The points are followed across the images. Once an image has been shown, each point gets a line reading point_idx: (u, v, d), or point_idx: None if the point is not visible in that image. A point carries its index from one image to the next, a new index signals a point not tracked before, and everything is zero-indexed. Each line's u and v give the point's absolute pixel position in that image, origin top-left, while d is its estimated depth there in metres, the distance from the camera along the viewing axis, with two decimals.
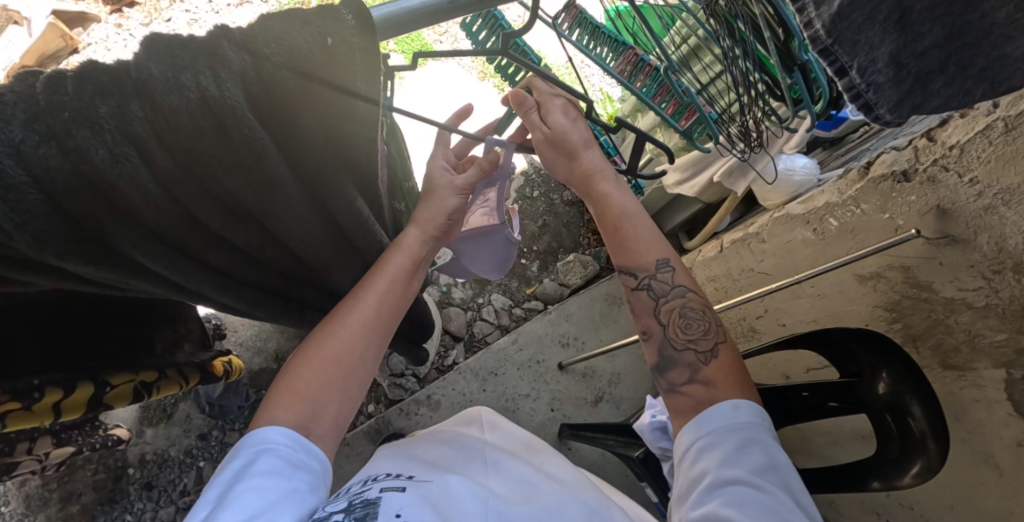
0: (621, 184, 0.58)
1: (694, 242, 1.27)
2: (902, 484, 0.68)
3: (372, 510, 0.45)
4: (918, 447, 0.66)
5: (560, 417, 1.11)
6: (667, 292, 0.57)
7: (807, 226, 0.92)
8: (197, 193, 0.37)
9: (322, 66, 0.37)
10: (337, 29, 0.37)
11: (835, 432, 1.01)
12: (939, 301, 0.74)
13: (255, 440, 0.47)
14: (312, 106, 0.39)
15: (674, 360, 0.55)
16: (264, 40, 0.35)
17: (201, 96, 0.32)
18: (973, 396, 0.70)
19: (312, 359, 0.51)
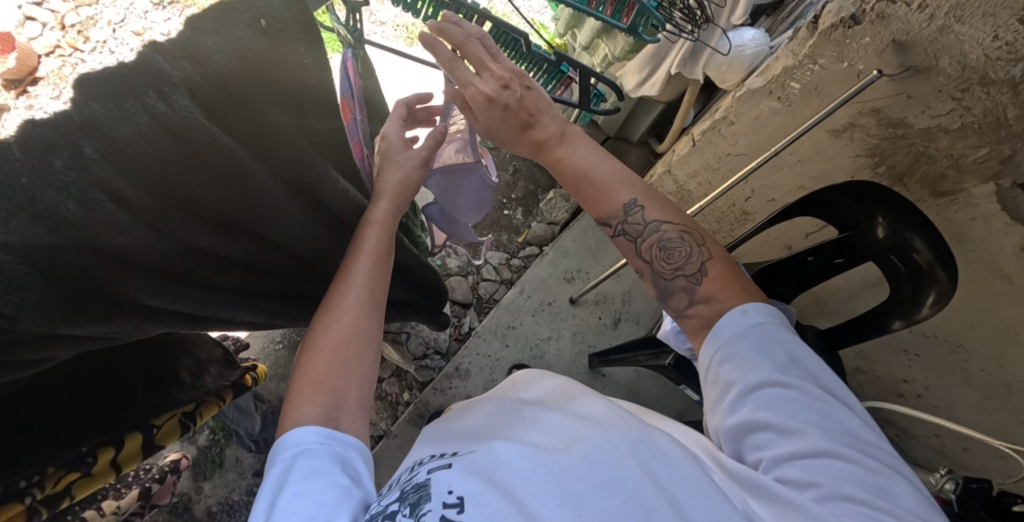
0: (581, 140, 0.58)
1: (666, 144, 1.26)
2: (920, 316, 0.72)
3: (424, 492, 0.44)
4: (929, 279, 0.70)
5: (585, 348, 1.18)
6: (642, 230, 0.56)
7: (771, 96, 0.91)
8: (182, 217, 0.37)
9: (263, 47, 0.40)
10: (267, 11, 0.40)
11: (848, 286, 1.07)
12: (917, 132, 0.79)
13: (287, 443, 0.46)
14: (262, 92, 0.41)
15: (669, 290, 0.55)
16: (196, 41, 0.36)
17: (151, 117, 0.33)
18: (970, 216, 0.79)
19: (321, 350, 0.52)
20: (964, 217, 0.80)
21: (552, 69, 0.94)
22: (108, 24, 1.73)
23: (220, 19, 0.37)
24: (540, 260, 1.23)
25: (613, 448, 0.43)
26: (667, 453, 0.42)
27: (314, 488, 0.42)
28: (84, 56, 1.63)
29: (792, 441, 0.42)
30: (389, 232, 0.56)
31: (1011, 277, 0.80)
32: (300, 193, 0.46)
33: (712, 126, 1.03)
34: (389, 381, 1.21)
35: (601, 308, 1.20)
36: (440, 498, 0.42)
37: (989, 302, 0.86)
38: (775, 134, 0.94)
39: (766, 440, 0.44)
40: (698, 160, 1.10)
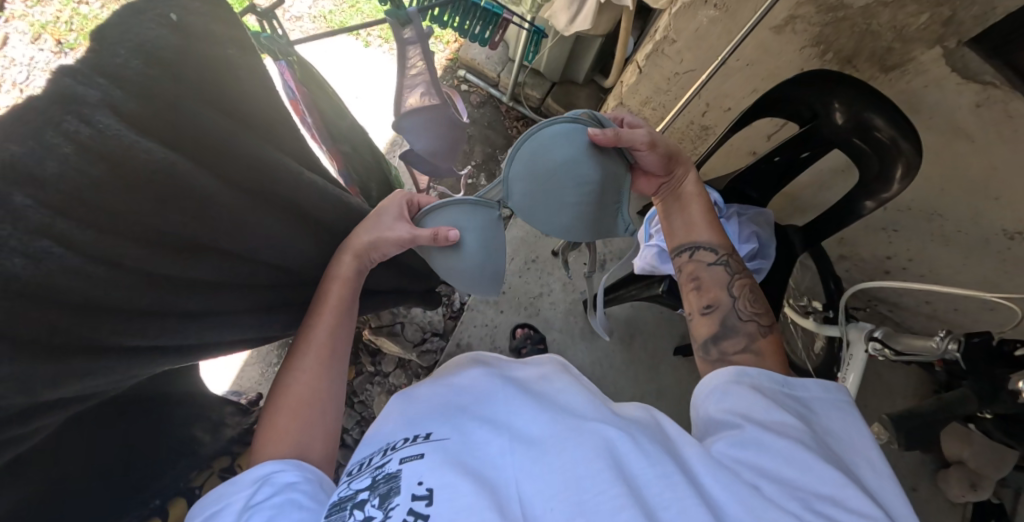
0: (689, 176, 0.70)
1: (611, 79, 1.30)
2: (891, 190, 0.83)
3: (394, 484, 0.45)
4: (895, 152, 0.80)
5: (578, 294, 1.36)
6: (739, 271, 0.64)
7: (707, 6, 0.92)
8: (150, 250, 0.39)
9: (180, 46, 0.39)
10: (175, 5, 0.40)
11: (818, 179, 1.12)
12: (857, 12, 0.81)
13: (266, 474, 0.50)
14: (188, 90, 0.40)
15: (735, 329, 0.59)
16: (108, 53, 0.35)
17: (75, 144, 0.32)
18: (923, 84, 0.82)
19: (283, 407, 0.56)
20: (917, 84, 0.83)
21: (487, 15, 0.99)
22: None
23: (123, 20, 0.36)
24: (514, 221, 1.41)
25: (590, 448, 0.42)
26: (644, 447, 0.43)
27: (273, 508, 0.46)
28: None
29: (784, 451, 0.42)
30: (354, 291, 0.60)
31: (971, 134, 0.80)
32: (268, 204, 0.49)
33: (655, 48, 1.07)
34: (395, 374, 1.31)
35: (584, 253, 1.38)
36: (409, 490, 0.43)
37: (955, 163, 0.85)
38: (716, 42, 0.97)
39: (730, 443, 0.45)
40: (647, 84, 1.16)
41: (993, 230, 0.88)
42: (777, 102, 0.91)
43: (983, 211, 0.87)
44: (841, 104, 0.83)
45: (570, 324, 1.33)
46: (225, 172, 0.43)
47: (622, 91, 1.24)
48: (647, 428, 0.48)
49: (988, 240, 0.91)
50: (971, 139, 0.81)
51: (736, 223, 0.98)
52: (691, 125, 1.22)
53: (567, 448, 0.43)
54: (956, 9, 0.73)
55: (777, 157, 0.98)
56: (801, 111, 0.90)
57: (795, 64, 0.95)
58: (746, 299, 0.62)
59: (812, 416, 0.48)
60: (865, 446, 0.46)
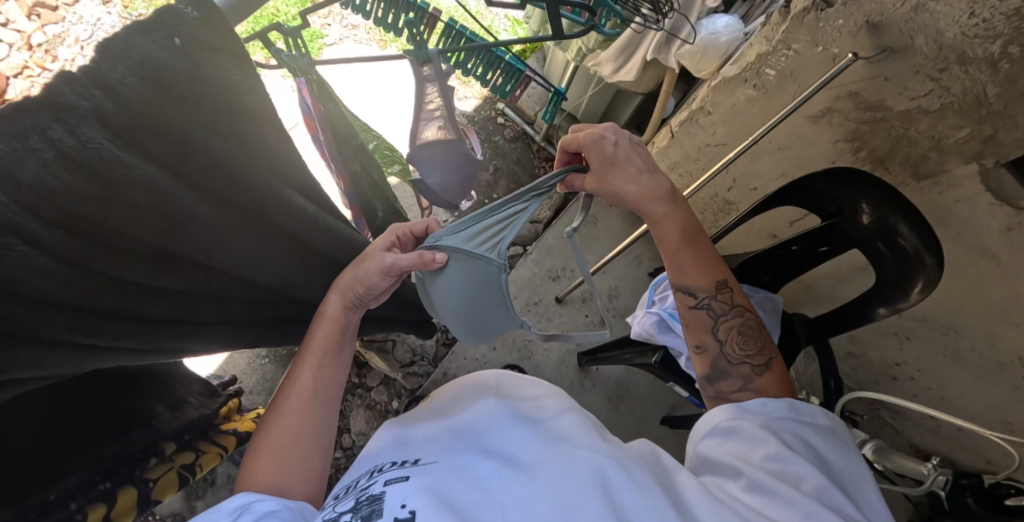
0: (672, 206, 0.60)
1: (647, 135, 1.35)
2: (910, 301, 0.81)
3: (377, 506, 0.43)
4: (918, 265, 0.78)
5: (574, 345, 1.33)
6: (727, 312, 0.60)
7: (747, 84, 0.94)
8: (130, 259, 0.36)
9: (179, 73, 0.35)
10: (181, 26, 0.35)
11: (836, 273, 1.10)
12: (896, 115, 0.80)
13: (242, 504, 0.47)
14: (187, 109, 0.36)
15: (726, 372, 0.58)
16: (105, 66, 0.31)
17: (59, 152, 0.30)
18: (954, 197, 0.80)
19: (263, 449, 0.54)
20: (947, 198, 0.81)
21: (511, 68, 1.00)
22: (77, 41, 1.62)
23: (127, 39, 0.32)
24: (525, 260, 1.40)
25: (581, 475, 0.42)
26: (636, 477, 0.43)
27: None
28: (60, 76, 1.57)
29: (784, 491, 0.43)
30: (335, 327, 0.58)
31: (998, 258, 0.79)
32: (258, 225, 0.45)
33: (690, 116, 1.09)
34: (377, 390, 1.35)
35: (588, 305, 1.35)
36: (392, 512, 0.41)
37: (979, 283, 0.83)
38: (752, 120, 0.98)
39: (732, 489, 0.46)
40: (677, 151, 1.17)
41: (1012, 355, 0.86)
42: (803, 193, 0.90)
43: (998, 334, 0.85)
44: (870, 206, 0.82)
45: (561, 375, 1.31)
46: (221, 195, 0.41)
47: (652, 152, 1.26)
48: (641, 459, 0.48)
49: (1003, 366, 0.88)
50: (998, 263, 0.79)
51: None
52: (716, 197, 1.23)
53: (564, 476, 0.42)
54: (998, 129, 0.71)
55: (795, 245, 0.97)
56: (827, 206, 0.88)
57: (827, 156, 0.95)
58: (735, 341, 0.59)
59: (814, 445, 0.49)
60: (869, 491, 0.47)
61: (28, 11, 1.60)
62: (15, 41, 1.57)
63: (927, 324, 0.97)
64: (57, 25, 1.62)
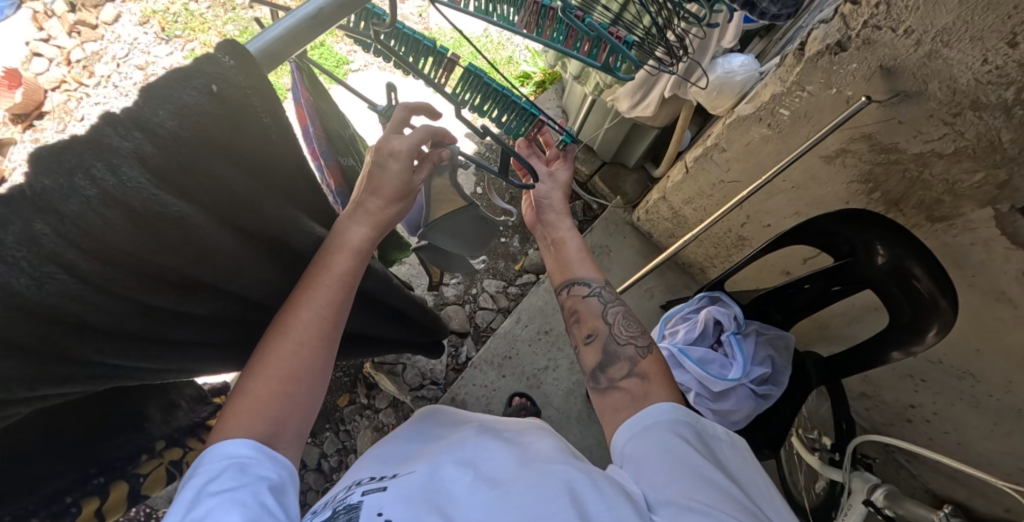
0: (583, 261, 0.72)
1: (662, 168, 1.39)
2: (924, 345, 0.80)
3: (354, 514, 0.44)
4: (933, 309, 0.78)
5: (583, 375, 1.33)
6: (611, 301, 0.69)
7: (761, 123, 0.97)
8: (157, 288, 0.36)
9: (221, 118, 0.35)
10: (220, 75, 0.34)
11: (849, 312, 1.09)
12: (909, 158, 0.81)
13: (219, 457, 0.44)
14: (223, 154, 0.36)
15: (615, 355, 0.63)
16: (146, 111, 0.32)
17: (101, 190, 0.30)
18: (969, 240, 0.80)
19: (261, 381, 0.48)
20: (962, 240, 0.81)
21: None
22: (113, 59, 1.67)
23: (168, 85, 0.32)
24: (537, 288, 1.42)
25: (551, 489, 0.42)
26: (603, 489, 0.43)
27: (225, 504, 0.40)
28: (100, 94, 1.64)
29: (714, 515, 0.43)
30: (362, 262, 0.51)
31: (1015, 302, 0.78)
32: (277, 254, 0.46)
33: (705, 153, 1.11)
34: (386, 412, 1.35)
35: None
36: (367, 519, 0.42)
37: (995, 328, 0.83)
38: (768, 157, 1.00)
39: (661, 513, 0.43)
40: (692, 187, 1.20)
41: None
42: (811, 231, 0.91)
43: (1016, 381, 0.84)
44: (884, 247, 0.82)
45: (569, 405, 1.31)
46: (249, 227, 0.41)
47: (666, 186, 1.29)
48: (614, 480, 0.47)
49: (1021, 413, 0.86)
50: (1015, 307, 0.79)
51: (751, 341, 1.02)
52: (730, 232, 1.25)
53: (536, 494, 0.42)
54: (1011, 174, 0.71)
55: (807, 283, 0.97)
56: (839, 246, 0.88)
57: (841, 196, 0.96)
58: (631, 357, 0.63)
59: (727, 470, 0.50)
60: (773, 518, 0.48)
61: (69, 28, 1.69)
62: (56, 57, 1.66)
63: (944, 367, 0.95)
64: (95, 42, 1.69)
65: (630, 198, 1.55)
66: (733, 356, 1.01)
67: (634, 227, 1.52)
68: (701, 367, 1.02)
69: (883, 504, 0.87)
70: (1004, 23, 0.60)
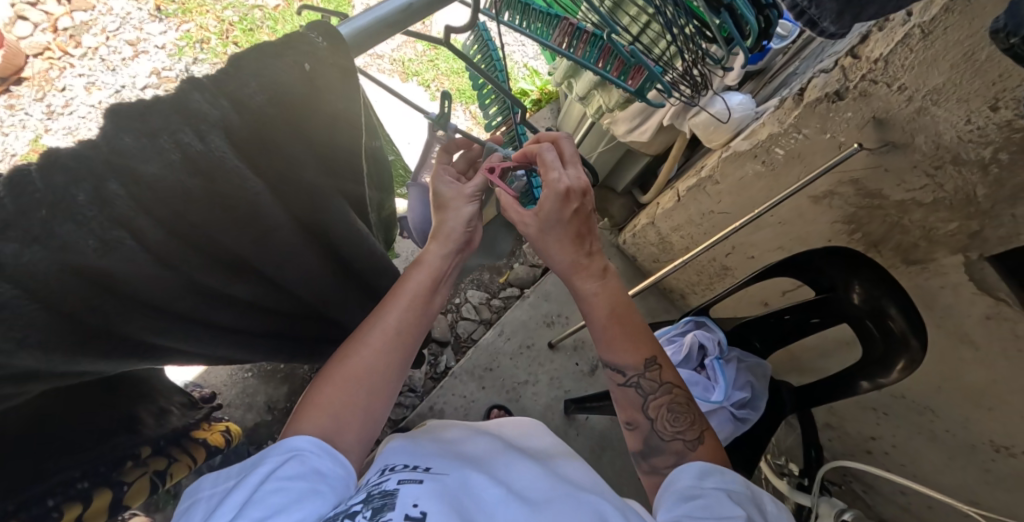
0: (606, 285, 0.64)
1: (650, 196, 1.44)
2: (890, 379, 0.86)
3: (389, 500, 0.43)
4: (902, 346, 0.84)
5: (562, 391, 1.35)
6: (655, 390, 0.65)
7: (756, 160, 1.02)
8: (207, 268, 0.38)
9: (303, 93, 0.37)
10: (311, 52, 0.36)
11: (822, 345, 1.15)
12: (892, 204, 0.87)
13: (287, 446, 0.52)
14: (301, 131, 0.39)
15: (659, 449, 0.63)
16: (240, 80, 0.33)
17: (182, 154, 0.31)
18: (940, 283, 0.87)
19: (334, 379, 0.57)
20: (932, 283, 0.88)
21: None
22: (104, 31, 1.62)
23: (264, 52, 0.34)
24: (522, 302, 1.44)
25: (585, 519, 0.41)
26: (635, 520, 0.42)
27: (278, 491, 0.46)
28: (84, 65, 1.58)
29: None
30: (431, 279, 0.62)
31: (976, 344, 0.85)
32: (319, 243, 0.47)
33: (698, 184, 1.17)
34: None
35: (579, 354, 1.38)
36: (403, 508, 0.41)
37: (957, 367, 0.89)
38: (759, 193, 1.06)
39: None
40: (682, 215, 1.26)
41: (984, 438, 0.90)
42: (794, 267, 0.95)
43: (971, 419, 0.90)
44: (862, 287, 0.87)
45: (547, 420, 1.32)
46: (308, 209, 0.43)
47: (655, 212, 1.34)
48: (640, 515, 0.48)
49: (974, 448, 0.92)
50: (976, 349, 0.85)
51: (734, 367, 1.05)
52: (714, 262, 1.30)
53: (570, 519, 0.41)
54: (984, 226, 0.77)
55: (787, 315, 1.02)
56: (819, 281, 0.94)
57: (825, 234, 1.03)
58: (665, 418, 0.64)
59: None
60: None
61: None
62: (42, 23, 1.59)
63: (908, 402, 1.01)
64: (86, 13, 1.63)
65: (617, 221, 1.60)
66: (715, 379, 1.03)
67: (619, 249, 1.56)
68: None
69: None
70: (990, 88, 0.67)
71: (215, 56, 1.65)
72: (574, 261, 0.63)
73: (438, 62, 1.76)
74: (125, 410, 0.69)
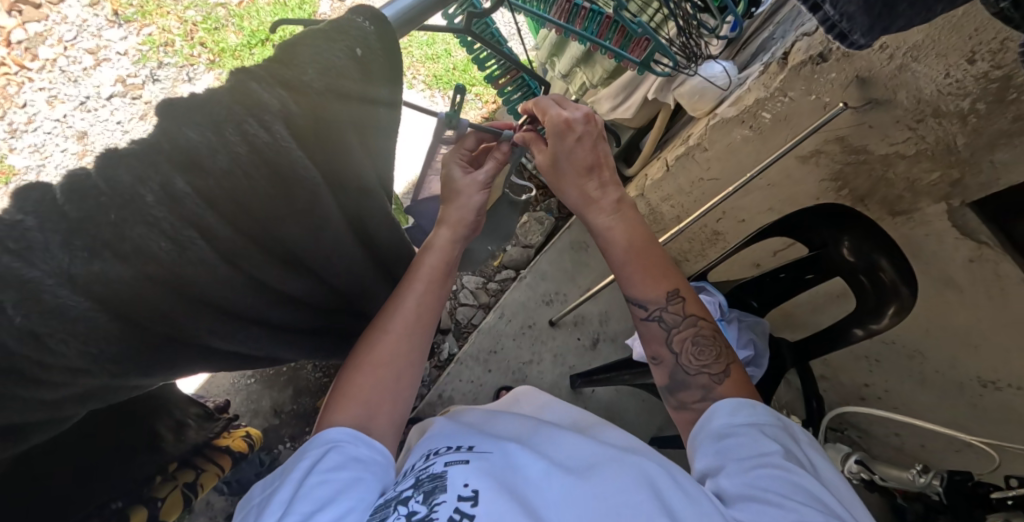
0: (622, 216, 0.64)
1: (634, 168, 1.46)
2: (882, 325, 0.91)
3: (439, 482, 0.45)
4: (893, 294, 0.89)
5: (567, 367, 1.38)
6: (679, 323, 0.64)
7: (743, 125, 1.04)
8: (260, 256, 0.41)
9: (355, 79, 0.41)
10: (362, 38, 0.42)
11: (815, 301, 1.20)
12: (877, 159, 0.91)
13: (324, 439, 0.53)
14: (350, 112, 0.43)
15: (686, 383, 0.63)
16: (304, 73, 0.38)
17: (249, 146, 0.35)
18: (924, 232, 0.91)
19: (362, 367, 0.59)
20: (918, 233, 0.92)
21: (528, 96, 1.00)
22: (60, 41, 1.55)
23: (321, 45, 0.39)
24: (519, 284, 1.45)
25: (631, 478, 0.43)
26: (682, 485, 0.43)
27: (323, 482, 0.47)
28: (44, 79, 1.51)
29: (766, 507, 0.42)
30: (446, 259, 0.63)
31: (960, 287, 0.90)
32: (355, 233, 0.50)
33: (686, 153, 1.19)
34: None
35: (580, 329, 1.41)
36: (455, 490, 0.43)
37: (943, 310, 0.94)
38: (746, 157, 1.09)
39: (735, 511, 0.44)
40: (671, 184, 1.28)
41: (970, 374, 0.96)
42: (784, 227, 1.00)
43: (959, 358, 0.95)
44: (850, 244, 0.92)
45: (555, 396, 1.36)
46: (354, 195, 0.46)
47: (644, 184, 1.37)
48: None
49: (961, 386, 0.97)
50: (960, 291, 0.90)
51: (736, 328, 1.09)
52: (705, 228, 1.33)
53: (617, 480, 0.43)
54: (964, 174, 0.81)
55: (782, 274, 1.06)
56: (810, 238, 0.98)
57: (813, 193, 1.06)
58: (690, 352, 0.64)
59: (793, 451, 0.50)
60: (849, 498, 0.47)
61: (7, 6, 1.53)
62: None
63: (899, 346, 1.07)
64: (39, 23, 1.55)
65: None
66: None
67: None
68: None
69: (856, 469, 0.97)
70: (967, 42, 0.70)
71: (181, 59, 1.59)
72: (587, 196, 0.64)
73: (412, 50, 1.73)
74: (148, 426, 0.70)
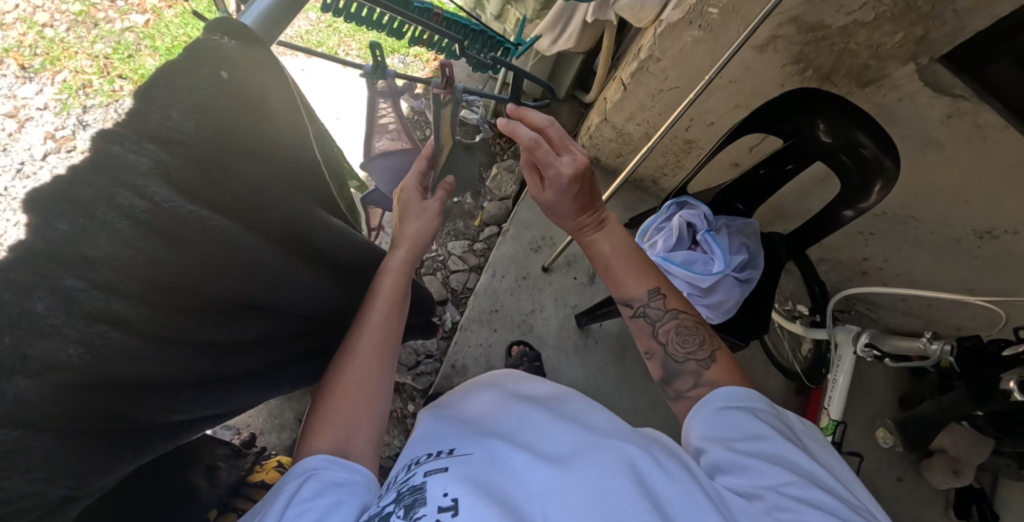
0: (609, 229, 0.68)
1: (592, 94, 1.40)
2: (870, 202, 0.88)
3: (418, 495, 0.46)
4: (877, 169, 0.85)
5: (570, 309, 1.40)
6: (663, 317, 0.64)
7: (691, 26, 0.97)
8: (194, 331, 0.39)
9: (238, 112, 0.37)
10: (228, 58, 0.37)
11: (801, 188, 1.17)
12: (836, 32, 0.84)
13: (304, 467, 0.53)
14: (243, 149, 0.38)
15: (678, 372, 0.62)
16: (166, 118, 0.33)
17: (130, 218, 0.31)
18: (897, 97, 0.86)
19: (335, 393, 0.59)
20: (890, 99, 0.87)
21: None
22: None
23: (175, 73, 0.34)
24: (505, 238, 1.44)
25: (609, 470, 0.44)
26: (664, 469, 0.45)
27: (305, 511, 0.47)
28: None
29: (768, 479, 0.46)
30: (401, 279, 0.63)
31: (942, 145, 0.86)
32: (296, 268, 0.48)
33: (640, 68, 1.11)
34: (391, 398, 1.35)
35: (574, 268, 1.43)
36: (434, 502, 0.44)
37: (928, 171, 0.91)
38: (701, 60, 1.02)
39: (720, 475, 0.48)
40: (631, 104, 1.22)
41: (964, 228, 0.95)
42: (756, 121, 0.94)
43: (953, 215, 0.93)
44: (826, 122, 0.87)
45: (565, 341, 1.38)
46: (276, 234, 0.43)
47: (605, 108, 1.30)
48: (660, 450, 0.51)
49: (959, 241, 0.97)
50: (943, 150, 0.87)
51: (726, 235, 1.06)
52: (676, 140, 1.28)
53: (595, 471, 0.44)
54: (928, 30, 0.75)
55: (762, 169, 1.03)
56: (783, 129, 0.93)
57: (777, 80, 1.00)
58: (676, 341, 0.63)
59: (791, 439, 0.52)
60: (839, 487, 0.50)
61: None
62: None
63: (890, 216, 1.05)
64: None
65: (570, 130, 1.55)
66: (711, 252, 1.05)
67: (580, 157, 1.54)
68: (686, 269, 1.04)
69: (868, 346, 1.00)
70: None
71: (104, 97, 1.50)
72: (574, 220, 0.68)
73: (336, 25, 1.62)
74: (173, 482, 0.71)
